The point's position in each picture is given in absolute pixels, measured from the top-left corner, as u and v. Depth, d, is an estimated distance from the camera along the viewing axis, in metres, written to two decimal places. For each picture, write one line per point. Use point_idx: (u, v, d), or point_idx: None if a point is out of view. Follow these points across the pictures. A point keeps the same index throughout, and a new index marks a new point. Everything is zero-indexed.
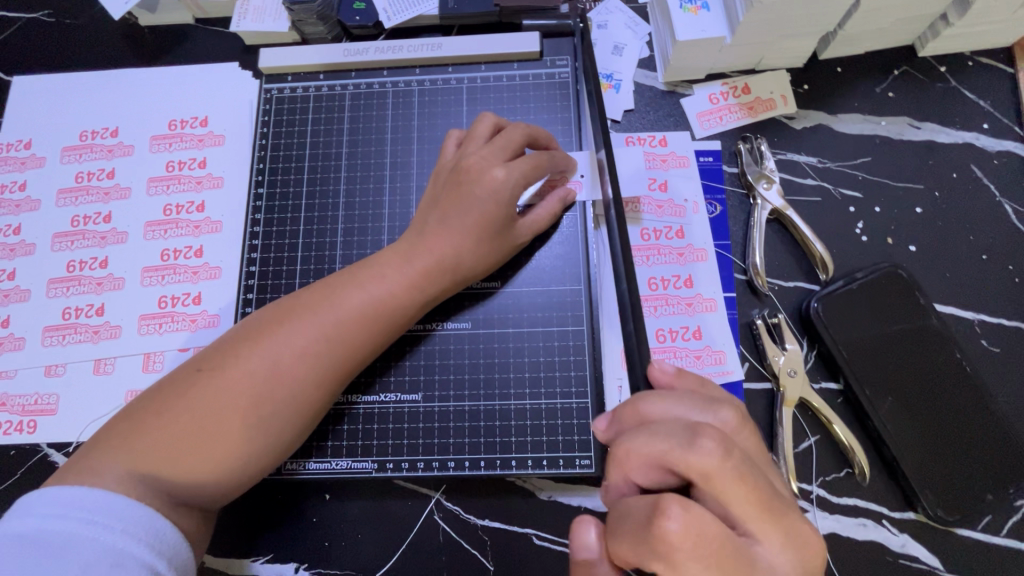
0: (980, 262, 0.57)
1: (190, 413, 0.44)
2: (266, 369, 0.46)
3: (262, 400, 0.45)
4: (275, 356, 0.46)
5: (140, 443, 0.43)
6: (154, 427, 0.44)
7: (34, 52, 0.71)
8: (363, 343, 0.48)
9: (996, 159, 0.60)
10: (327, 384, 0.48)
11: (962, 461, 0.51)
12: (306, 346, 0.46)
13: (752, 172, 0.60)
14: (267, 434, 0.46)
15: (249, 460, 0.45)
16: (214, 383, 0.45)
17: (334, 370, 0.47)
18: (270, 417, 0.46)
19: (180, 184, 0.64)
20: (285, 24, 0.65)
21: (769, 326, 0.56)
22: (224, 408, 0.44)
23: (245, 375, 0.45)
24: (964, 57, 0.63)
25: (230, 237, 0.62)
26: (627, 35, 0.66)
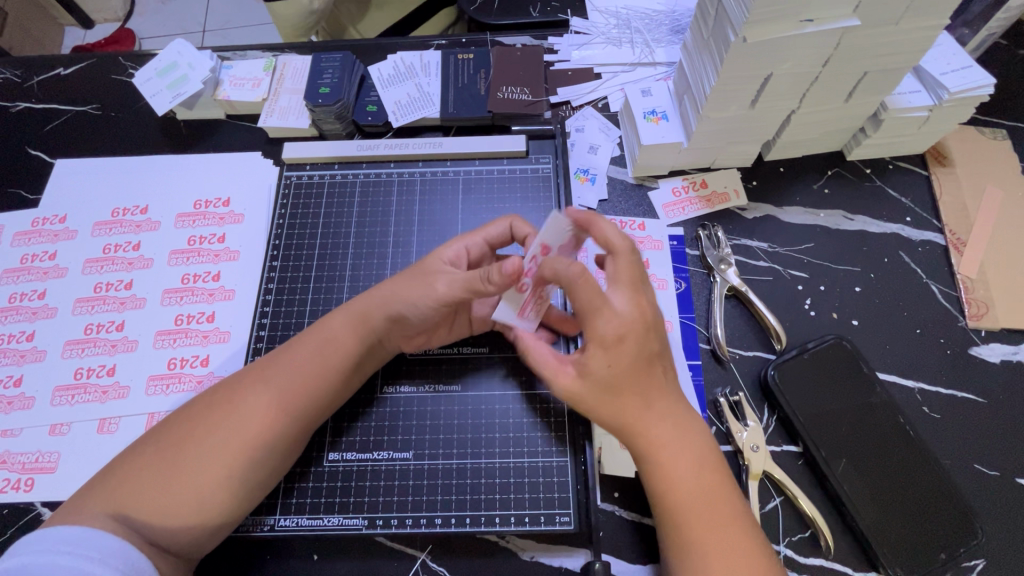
0: (915, 336, 0.65)
1: (154, 454, 0.48)
2: (224, 408, 0.50)
3: (216, 432, 0.49)
4: (230, 396, 0.51)
5: (112, 487, 0.47)
6: (124, 476, 0.47)
7: (79, 139, 0.80)
8: (310, 375, 0.52)
9: (920, 246, 0.70)
10: (275, 416, 0.50)
11: (914, 520, 0.55)
12: (258, 382, 0.52)
13: (711, 256, 0.68)
14: (220, 469, 0.48)
15: (205, 498, 0.47)
16: (181, 427, 0.50)
17: (283, 401, 0.51)
18: (219, 450, 0.48)
19: (199, 256, 0.70)
20: (306, 121, 0.75)
21: (732, 404, 0.61)
22: (181, 446, 0.48)
23: (209, 413, 0.50)
24: (885, 161, 0.75)
25: (242, 305, 0.67)
26: (600, 138, 0.77)
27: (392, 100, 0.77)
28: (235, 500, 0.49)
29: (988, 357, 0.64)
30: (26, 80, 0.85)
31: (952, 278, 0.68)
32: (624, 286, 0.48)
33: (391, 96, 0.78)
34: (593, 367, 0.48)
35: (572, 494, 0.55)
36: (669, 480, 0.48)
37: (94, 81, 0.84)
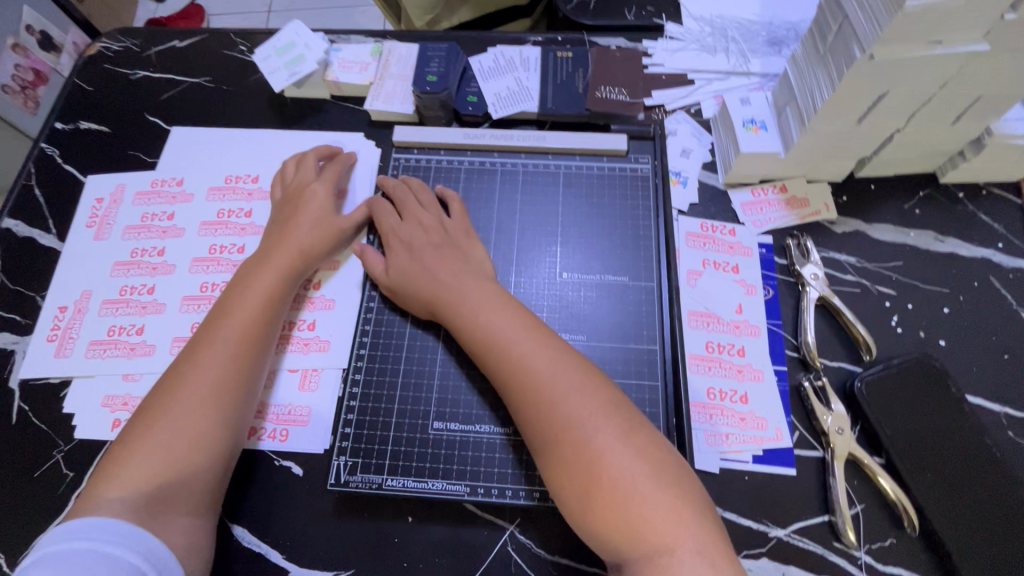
0: (1003, 361, 0.65)
1: (159, 430, 0.54)
2: (180, 371, 0.57)
3: (176, 397, 0.55)
4: (176, 373, 0.57)
5: (134, 466, 0.52)
6: (140, 439, 0.53)
7: (193, 109, 0.84)
8: (244, 320, 0.60)
9: (1011, 273, 0.70)
10: (226, 369, 0.58)
11: (997, 540, 0.56)
12: (200, 342, 0.59)
13: (801, 265, 0.70)
14: (180, 423, 0.54)
15: (164, 455, 0.53)
16: (149, 407, 0.55)
17: (222, 352, 0.58)
18: (181, 408, 0.55)
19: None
20: (410, 107, 0.79)
21: (816, 389, 0.64)
22: (163, 415, 0.54)
23: (172, 384, 0.57)
24: (979, 186, 0.75)
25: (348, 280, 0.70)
26: (693, 142, 0.79)
27: (492, 92, 0.80)
28: (212, 451, 0.55)
29: None
30: (144, 50, 0.90)
31: None
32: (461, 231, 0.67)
33: (491, 88, 0.80)
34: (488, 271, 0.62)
35: None
36: (544, 378, 0.51)
37: (207, 55, 0.89)
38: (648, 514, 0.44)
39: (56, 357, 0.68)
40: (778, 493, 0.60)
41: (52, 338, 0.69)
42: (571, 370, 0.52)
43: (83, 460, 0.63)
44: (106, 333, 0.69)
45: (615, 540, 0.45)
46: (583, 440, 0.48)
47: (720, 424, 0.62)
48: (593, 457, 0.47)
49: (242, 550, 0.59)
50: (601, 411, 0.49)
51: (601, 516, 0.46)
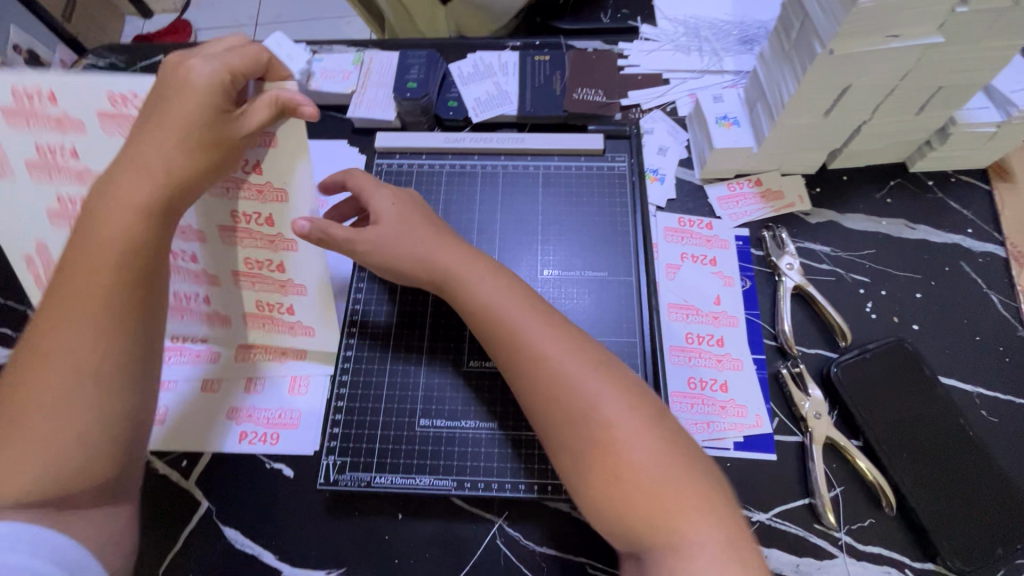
0: (974, 343, 0.67)
1: (24, 410, 0.46)
2: (35, 349, 0.48)
3: (37, 377, 0.47)
4: (37, 339, 0.48)
5: (4, 452, 0.45)
6: (0, 426, 0.46)
7: None
8: (105, 277, 0.50)
9: (981, 257, 0.72)
10: (96, 337, 0.49)
11: (971, 515, 0.57)
12: (55, 314, 0.49)
13: (776, 256, 0.71)
14: (49, 402, 0.47)
15: (43, 438, 0.46)
16: (4, 388, 0.47)
17: (75, 316, 0.49)
18: (45, 387, 0.47)
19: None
20: (392, 114, 0.80)
21: (793, 375, 0.65)
22: (31, 394, 0.46)
23: (30, 365, 0.48)
24: (947, 174, 0.77)
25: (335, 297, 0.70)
26: (669, 139, 0.80)
27: (472, 97, 0.82)
28: (85, 429, 0.47)
29: None
30: (130, 66, 0.91)
31: (1012, 290, 0.70)
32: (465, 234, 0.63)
33: (471, 93, 0.82)
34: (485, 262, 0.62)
35: None
36: (562, 372, 0.49)
37: None
38: (676, 511, 0.44)
39: None
40: (759, 478, 0.61)
41: None
42: (583, 357, 0.51)
43: None
44: None
45: (643, 532, 0.45)
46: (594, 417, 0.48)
47: (701, 412, 0.64)
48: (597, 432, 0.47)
49: (236, 552, 0.60)
50: (613, 396, 0.49)
51: (625, 510, 0.45)
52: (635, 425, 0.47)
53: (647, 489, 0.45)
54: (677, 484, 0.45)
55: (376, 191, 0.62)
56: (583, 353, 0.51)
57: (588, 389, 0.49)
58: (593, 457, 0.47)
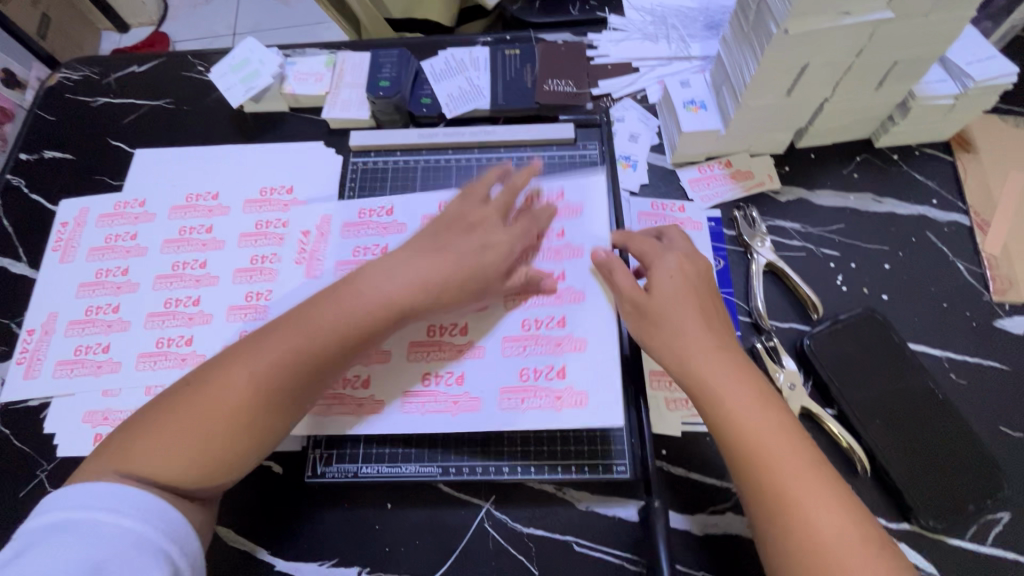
0: (942, 309, 0.69)
1: (180, 427, 0.52)
2: (243, 381, 0.54)
3: (212, 401, 0.53)
4: (237, 367, 0.55)
5: (143, 455, 0.51)
6: (151, 440, 0.52)
7: (156, 130, 0.87)
8: (324, 346, 0.56)
9: (946, 227, 0.74)
10: (257, 385, 0.54)
11: (942, 475, 0.59)
12: (265, 360, 0.55)
13: (748, 235, 0.73)
14: (208, 428, 0.53)
15: (197, 458, 0.52)
16: (178, 401, 0.54)
17: (278, 369, 0.55)
18: (221, 418, 0.53)
19: (369, 228, 0.73)
20: (366, 113, 0.81)
21: (768, 349, 0.67)
22: (208, 417, 0.53)
23: (210, 390, 0.54)
24: (911, 148, 0.79)
25: (309, 271, 0.72)
26: (640, 126, 0.82)
27: (445, 93, 0.83)
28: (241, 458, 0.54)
29: (1012, 328, 0.68)
30: (104, 78, 0.92)
31: (977, 257, 0.72)
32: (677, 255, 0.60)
33: (444, 89, 0.83)
34: (661, 283, 0.58)
35: (628, 448, 0.61)
36: (725, 407, 0.52)
37: (166, 78, 0.91)
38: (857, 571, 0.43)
39: (24, 379, 0.70)
40: None
41: (21, 360, 0.71)
42: (748, 393, 0.52)
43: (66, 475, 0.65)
44: (72, 352, 0.70)
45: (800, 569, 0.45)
46: (733, 414, 0.51)
47: None
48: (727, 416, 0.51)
49: (227, 548, 0.61)
50: (751, 402, 0.51)
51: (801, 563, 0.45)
52: (788, 469, 0.48)
53: (800, 523, 0.46)
54: (822, 509, 0.46)
55: (659, 259, 0.61)
56: (762, 391, 0.52)
57: (765, 427, 0.50)
58: (752, 490, 0.49)
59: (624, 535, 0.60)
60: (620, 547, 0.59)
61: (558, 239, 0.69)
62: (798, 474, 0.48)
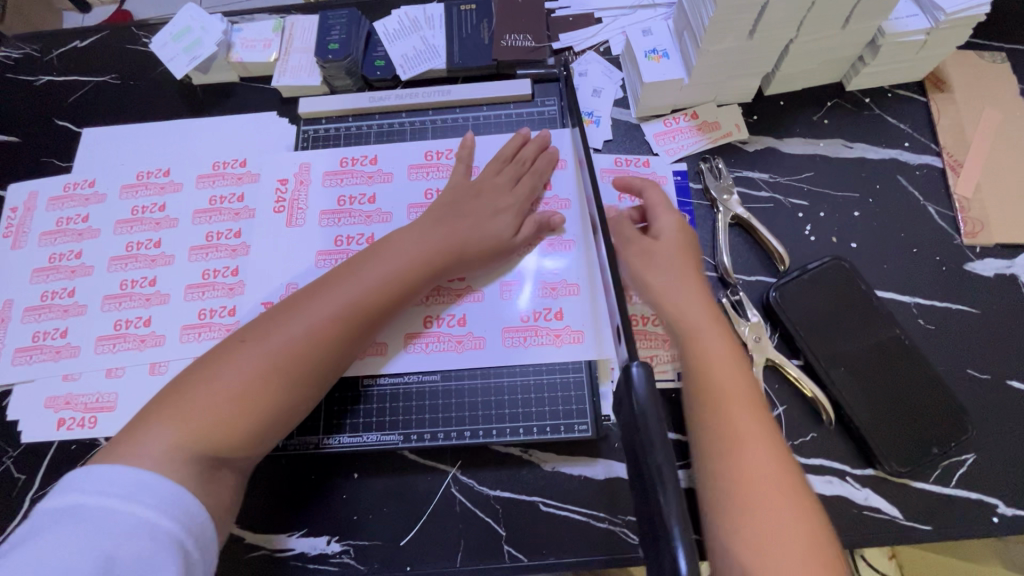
0: (911, 254, 0.67)
1: (243, 383, 0.51)
2: (304, 335, 0.54)
3: (276, 352, 0.53)
4: (311, 323, 0.54)
5: (195, 417, 0.49)
6: (218, 392, 0.50)
7: (103, 108, 0.83)
8: (381, 300, 0.57)
9: (918, 170, 0.72)
10: (327, 334, 0.55)
11: (906, 420, 0.59)
12: (330, 316, 0.55)
13: (714, 187, 0.71)
14: (280, 385, 0.52)
15: (268, 417, 0.52)
16: (236, 355, 0.52)
17: (345, 322, 0.55)
18: (299, 377, 0.53)
19: (353, 177, 0.71)
20: (317, 78, 0.78)
21: (733, 303, 0.66)
22: (270, 372, 0.52)
23: (273, 345, 0.53)
24: (883, 89, 0.76)
25: (290, 220, 0.70)
26: (604, 80, 0.79)
27: (399, 53, 0.79)
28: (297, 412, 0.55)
29: (982, 271, 0.66)
30: (45, 55, 0.88)
31: (949, 199, 0.70)
32: (676, 223, 0.62)
33: (397, 49, 0.79)
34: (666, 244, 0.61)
35: (590, 406, 0.60)
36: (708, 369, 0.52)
37: (110, 53, 0.87)
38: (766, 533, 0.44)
39: None
40: None
41: None
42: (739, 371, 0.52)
43: (33, 461, 0.65)
44: (31, 339, 0.69)
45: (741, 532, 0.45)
46: (711, 366, 0.52)
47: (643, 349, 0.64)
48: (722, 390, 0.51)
49: None
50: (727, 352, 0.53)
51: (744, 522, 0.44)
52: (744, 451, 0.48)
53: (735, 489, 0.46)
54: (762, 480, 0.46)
55: (662, 212, 0.63)
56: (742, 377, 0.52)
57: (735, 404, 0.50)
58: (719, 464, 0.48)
59: (590, 493, 0.60)
60: (586, 505, 0.59)
61: (548, 191, 0.69)
62: (748, 426, 0.49)
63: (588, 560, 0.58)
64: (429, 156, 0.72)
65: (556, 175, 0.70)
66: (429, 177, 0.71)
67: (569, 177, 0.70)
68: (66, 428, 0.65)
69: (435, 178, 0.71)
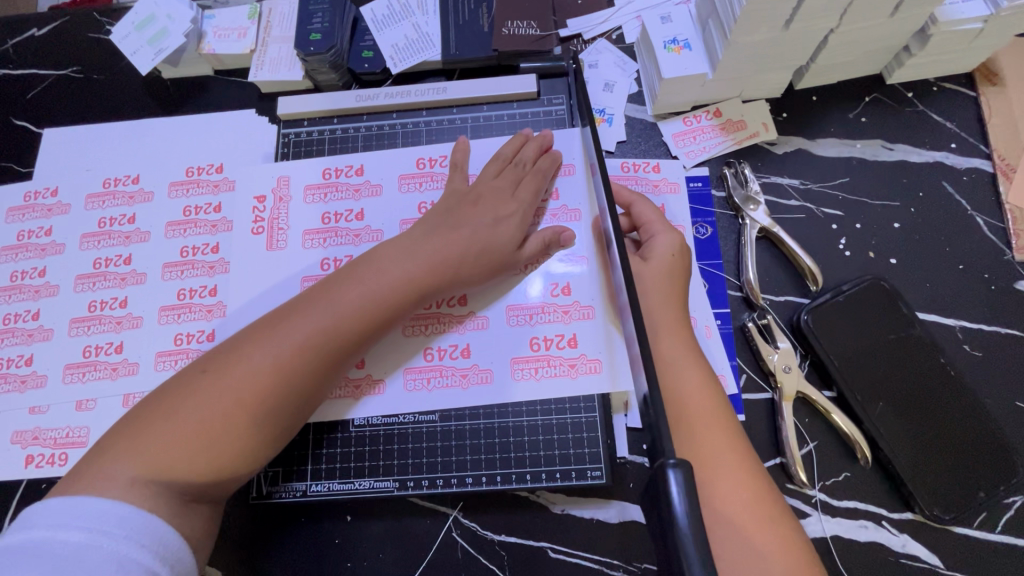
0: (957, 272, 0.61)
1: (199, 418, 0.45)
2: (270, 364, 0.47)
3: (238, 384, 0.46)
4: (277, 351, 0.47)
5: (148, 452, 0.43)
6: (172, 428, 0.44)
7: (65, 106, 0.76)
8: (359, 322, 0.50)
9: (966, 175, 0.65)
10: (297, 365, 0.48)
11: (950, 463, 0.54)
12: (301, 343, 0.48)
13: (739, 195, 0.64)
14: (242, 421, 0.45)
15: (230, 459, 0.45)
16: (196, 385, 0.46)
17: (317, 350, 0.48)
18: (265, 412, 0.46)
19: (338, 192, 0.64)
20: (299, 73, 0.70)
21: (760, 328, 0.60)
22: (231, 406, 0.45)
23: (234, 376, 0.46)
24: (929, 83, 0.68)
25: (271, 242, 0.63)
26: (616, 73, 0.71)
27: (389, 43, 0.71)
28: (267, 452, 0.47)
29: None
30: None
31: (999, 209, 0.63)
32: (669, 239, 0.57)
33: (387, 38, 0.71)
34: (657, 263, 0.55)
35: (603, 449, 0.55)
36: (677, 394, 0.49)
37: (71, 42, 0.79)
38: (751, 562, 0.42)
39: None
40: None
41: None
42: (709, 393, 0.49)
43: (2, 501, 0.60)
44: None
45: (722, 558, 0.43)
46: (684, 394, 0.49)
47: None
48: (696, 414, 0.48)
49: None
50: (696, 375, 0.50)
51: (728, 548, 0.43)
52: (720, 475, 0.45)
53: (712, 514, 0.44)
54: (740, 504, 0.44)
55: (660, 229, 0.57)
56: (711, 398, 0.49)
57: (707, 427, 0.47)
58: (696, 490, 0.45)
59: (603, 538, 0.55)
60: (599, 551, 0.55)
61: (554, 200, 0.62)
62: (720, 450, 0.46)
63: None
64: (421, 164, 0.65)
65: (563, 181, 0.62)
66: (422, 187, 0.64)
67: (578, 183, 0.62)
68: (34, 466, 0.60)
69: (429, 190, 0.64)
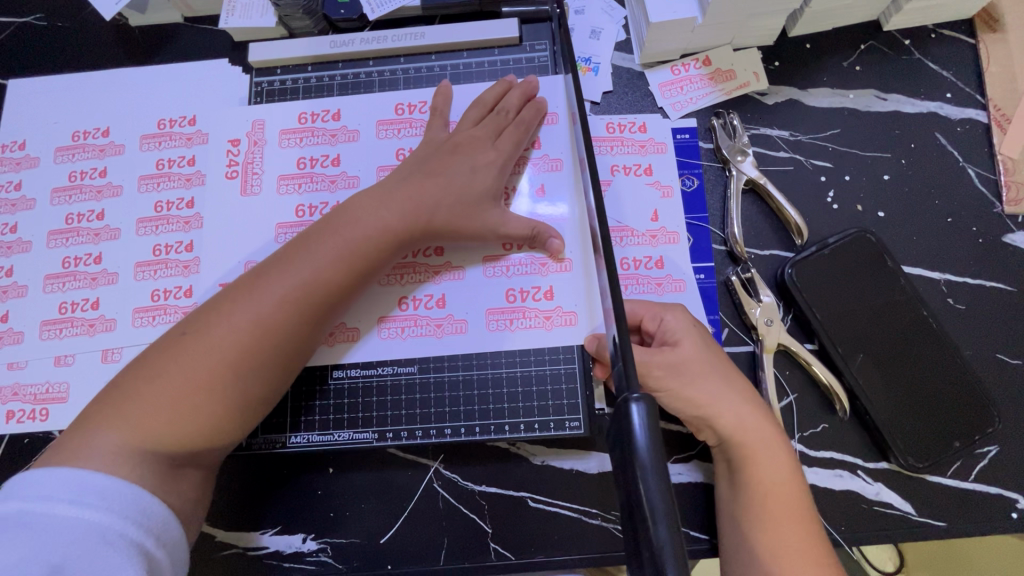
0: (945, 225, 0.60)
1: (183, 378, 0.44)
2: (250, 322, 0.46)
3: (218, 345, 0.45)
4: (257, 308, 0.46)
5: (136, 413, 0.43)
6: (157, 392, 0.44)
7: (28, 55, 0.72)
8: (336, 275, 0.49)
9: (959, 126, 0.63)
10: (277, 323, 0.47)
11: (927, 413, 0.54)
12: (280, 299, 0.47)
13: (726, 147, 0.63)
14: (226, 381, 0.45)
15: (217, 418, 0.45)
16: (177, 347, 0.45)
17: (298, 307, 0.47)
18: (250, 371, 0.46)
19: (314, 137, 0.62)
20: (272, 19, 0.67)
21: (743, 282, 0.59)
22: (214, 365, 0.45)
23: (214, 337, 0.45)
24: (926, 30, 0.66)
25: (246, 188, 0.61)
26: (603, 19, 0.68)
27: None
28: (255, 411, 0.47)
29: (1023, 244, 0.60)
30: None
31: (991, 161, 0.62)
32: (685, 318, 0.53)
33: None
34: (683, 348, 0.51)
35: (582, 400, 0.55)
36: (737, 429, 0.50)
37: None
38: None
39: None
40: None
41: None
42: (761, 430, 0.50)
43: None
44: None
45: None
46: (745, 428, 0.50)
47: None
48: (756, 478, 0.49)
49: None
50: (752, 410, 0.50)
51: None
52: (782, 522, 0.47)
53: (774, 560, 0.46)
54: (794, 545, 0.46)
55: (666, 309, 0.53)
56: (766, 431, 0.50)
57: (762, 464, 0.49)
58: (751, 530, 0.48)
59: (582, 487, 0.56)
60: (578, 500, 0.56)
61: (536, 149, 0.60)
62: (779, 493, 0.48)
63: (580, 558, 0.55)
64: (400, 110, 0.63)
65: (546, 131, 0.60)
66: (400, 136, 0.62)
67: (562, 132, 0.60)
68: (15, 421, 0.60)
69: (407, 137, 0.62)
